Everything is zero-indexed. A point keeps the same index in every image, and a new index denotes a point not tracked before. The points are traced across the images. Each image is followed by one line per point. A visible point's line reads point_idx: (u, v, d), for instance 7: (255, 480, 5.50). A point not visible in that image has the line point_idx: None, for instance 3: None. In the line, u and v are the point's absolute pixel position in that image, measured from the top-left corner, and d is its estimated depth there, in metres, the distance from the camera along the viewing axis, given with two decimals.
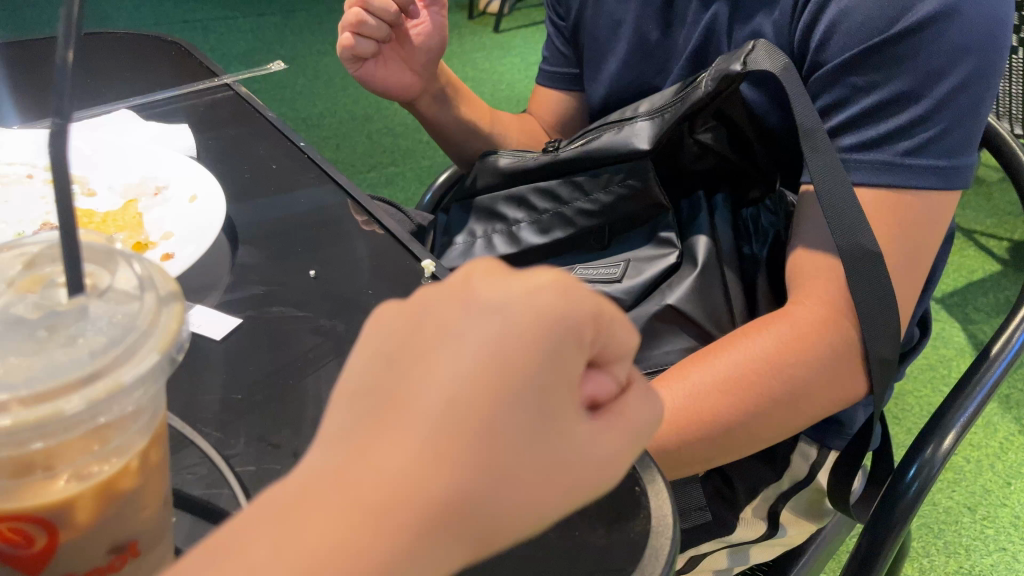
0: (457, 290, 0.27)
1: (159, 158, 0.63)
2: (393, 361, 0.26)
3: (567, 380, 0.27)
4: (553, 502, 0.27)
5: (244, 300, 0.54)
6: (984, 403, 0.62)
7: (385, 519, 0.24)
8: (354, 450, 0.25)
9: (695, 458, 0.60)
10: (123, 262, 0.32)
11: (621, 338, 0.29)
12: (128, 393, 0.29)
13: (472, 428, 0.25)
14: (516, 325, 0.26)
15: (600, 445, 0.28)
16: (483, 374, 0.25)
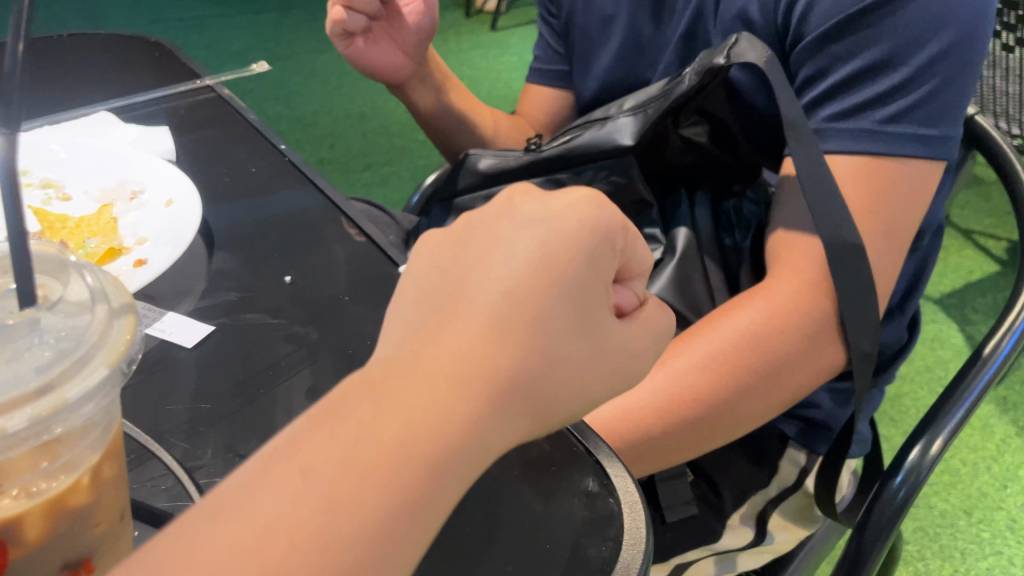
0: (504, 210, 0.35)
1: (136, 161, 0.63)
2: (463, 263, 0.33)
3: (601, 283, 0.34)
4: (596, 382, 0.35)
5: (218, 307, 0.53)
6: (975, 404, 0.59)
7: (468, 380, 0.30)
8: (438, 328, 0.31)
9: (684, 445, 0.59)
10: (75, 272, 0.31)
11: (641, 255, 0.37)
12: (76, 408, 0.28)
13: (536, 308, 0.32)
14: (555, 233, 0.33)
15: (629, 341, 0.36)
16: (540, 269, 0.32)
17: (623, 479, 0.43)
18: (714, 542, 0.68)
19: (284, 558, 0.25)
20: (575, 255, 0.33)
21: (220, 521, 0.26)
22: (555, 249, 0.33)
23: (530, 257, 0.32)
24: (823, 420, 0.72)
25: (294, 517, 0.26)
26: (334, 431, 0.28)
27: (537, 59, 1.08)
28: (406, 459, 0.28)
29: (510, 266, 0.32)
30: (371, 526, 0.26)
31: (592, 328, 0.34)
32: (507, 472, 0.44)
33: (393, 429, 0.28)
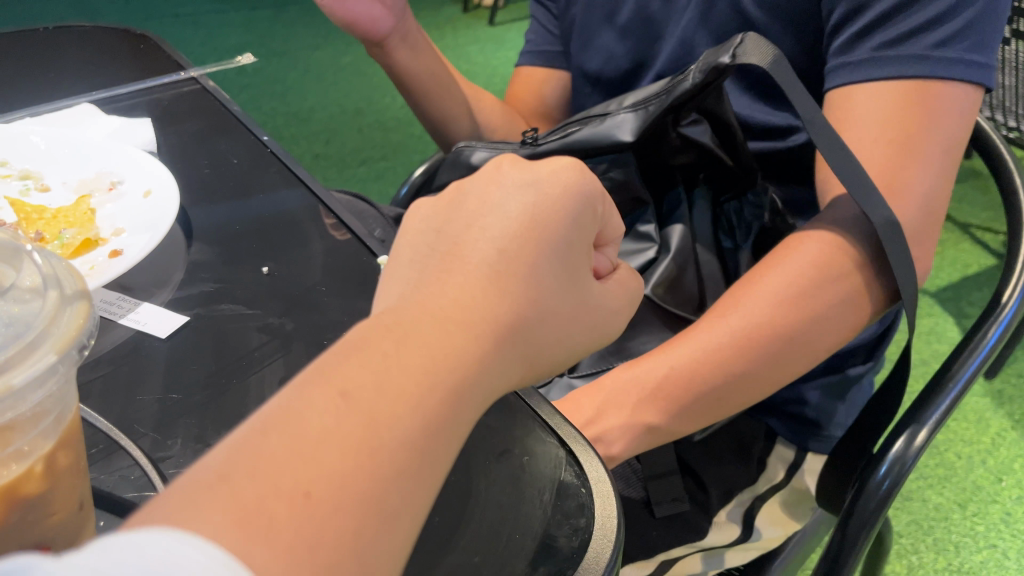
0: (492, 174, 0.37)
1: (115, 152, 0.63)
2: (457, 226, 0.34)
3: (586, 242, 0.36)
4: (577, 336, 0.37)
5: (193, 298, 0.53)
6: (962, 393, 0.58)
7: (477, 322, 0.30)
8: (442, 278, 0.32)
9: (718, 410, 0.59)
10: (26, 258, 0.31)
11: (615, 225, 0.40)
12: (24, 394, 0.27)
13: (532, 259, 0.33)
14: (548, 193, 0.35)
15: (607, 300, 0.39)
16: (534, 224, 0.34)
17: (595, 468, 0.42)
18: (700, 539, 0.66)
19: (340, 464, 0.24)
20: (567, 212, 0.35)
21: (266, 437, 0.24)
22: (547, 207, 0.34)
23: (524, 214, 0.34)
24: (812, 416, 0.72)
25: (341, 428, 0.25)
26: (363, 359, 0.27)
27: (530, 42, 1.07)
28: (433, 383, 0.27)
29: (506, 223, 0.34)
30: (412, 441, 0.26)
31: (575, 285, 0.36)
32: (478, 464, 0.44)
33: (419, 359, 0.28)
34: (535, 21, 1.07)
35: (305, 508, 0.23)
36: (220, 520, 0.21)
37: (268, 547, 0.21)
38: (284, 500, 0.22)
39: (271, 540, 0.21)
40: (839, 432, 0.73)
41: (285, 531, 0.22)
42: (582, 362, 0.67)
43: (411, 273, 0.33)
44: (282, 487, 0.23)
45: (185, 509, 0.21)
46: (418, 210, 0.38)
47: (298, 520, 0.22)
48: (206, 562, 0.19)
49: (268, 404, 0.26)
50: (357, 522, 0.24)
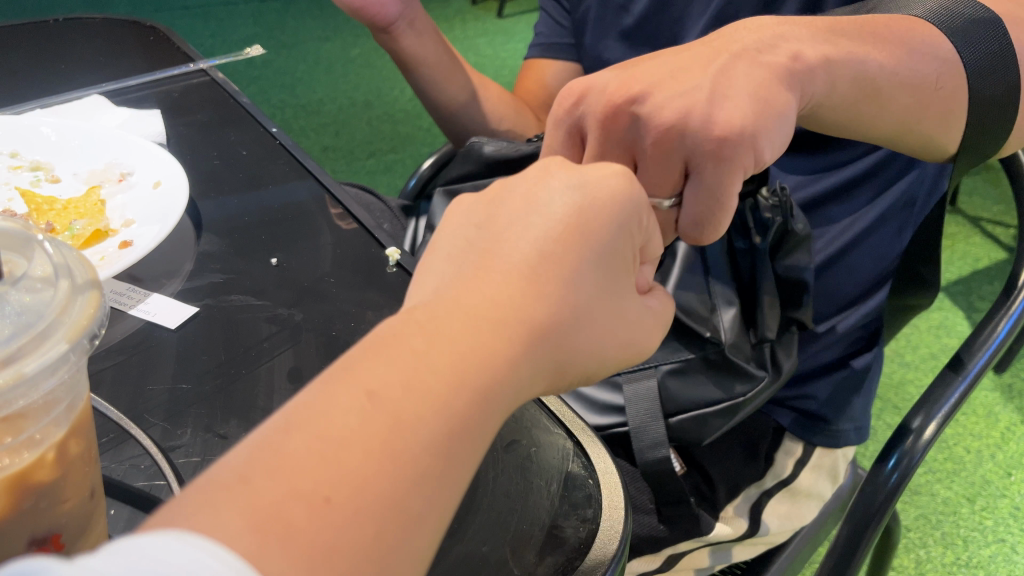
0: (539, 177, 0.37)
1: (126, 142, 0.63)
2: (499, 222, 0.35)
3: (629, 252, 0.37)
4: (616, 347, 0.37)
5: (203, 289, 0.53)
6: (971, 387, 0.58)
7: (510, 323, 0.31)
8: (475, 275, 0.32)
9: (857, 93, 0.52)
10: (38, 247, 0.31)
11: (656, 243, 0.40)
12: (35, 382, 0.28)
13: (571, 262, 0.33)
14: (593, 198, 0.35)
15: (646, 313, 0.39)
16: (576, 226, 0.34)
17: (602, 460, 0.43)
18: (708, 534, 0.64)
19: (362, 468, 0.24)
20: (609, 215, 0.35)
21: (292, 434, 0.24)
22: (591, 211, 0.35)
23: (569, 216, 0.34)
24: (818, 411, 0.72)
25: (365, 431, 0.25)
26: (392, 356, 0.27)
27: (540, 34, 1.06)
28: (461, 384, 0.28)
29: (546, 224, 0.34)
30: (435, 445, 0.26)
31: (616, 292, 0.36)
32: (486, 454, 0.44)
33: (448, 359, 0.28)
34: (544, 13, 1.06)
35: (324, 513, 0.23)
36: (237, 523, 0.21)
37: (285, 552, 0.22)
38: (304, 501, 0.23)
39: (288, 545, 0.22)
40: (851, 426, 0.72)
41: (302, 536, 0.22)
42: None
43: (449, 266, 0.34)
44: (303, 489, 0.23)
45: (202, 510, 0.22)
46: (461, 203, 0.39)
47: (319, 523, 0.23)
48: (219, 568, 0.19)
49: (300, 399, 0.26)
50: (375, 531, 0.24)
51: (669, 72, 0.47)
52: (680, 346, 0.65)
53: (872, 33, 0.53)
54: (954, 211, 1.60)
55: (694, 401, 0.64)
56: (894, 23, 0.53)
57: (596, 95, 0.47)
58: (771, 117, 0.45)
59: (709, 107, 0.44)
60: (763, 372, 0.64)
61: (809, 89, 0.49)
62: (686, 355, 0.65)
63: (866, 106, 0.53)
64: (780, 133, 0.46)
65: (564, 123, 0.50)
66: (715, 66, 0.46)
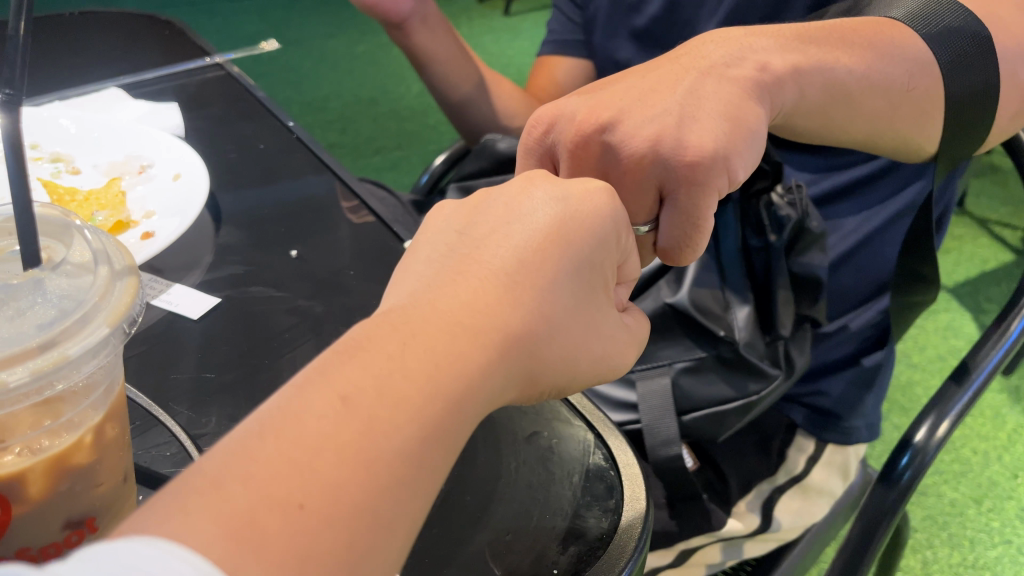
0: (521, 188, 0.38)
1: (144, 135, 0.63)
2: (481, 230, 0.35)
3: (606, 267, 0.37)
4: (594, 359, 0.37)
5: (224, 280, 0.54)
6: (983, 387, 0.58)
7: (484, 330, 0.31)
8: (452, 281, 0.32)
9: (830, 97, 0.52)
10: (77, 234, 0.32)
11: (631, 263, 0.42)
12: (77, 365, 0.28)
13: (549, 272, 0.34)
14: (573, 212, 0.36)
15: (623, 327, 0.39)
16: (556, 238, 0.35)
17: (624, 452, 0.43)
18: (719, 528, 0.65)
19: (336, 474, 0.24)
20: (589, 229, 0.36)
21: (267, 439, 0.24)
22: (572, 225, 0.35)
23: (549, 228, 0.35)
24: (830, 407, 0.72)
25: (340, 436, 0.25)
26: (367, 360, 0.28)
27: (552, 32, 1.06)
28: (435, 391, 0.28)
29: (526, 233, 0.35)
30: (408, 451, 0.26)
31: (592, 304, 0.36)
32: (508, 445, 0.44)
33: (423, 365, 0.28)
34: (557, 10, 1.06)
35: (298, 518, 0.23)
36: (211, 530, 0.22)
37: (259, 559, 0.22)
38: (277, 508, 0.23)
39: (261, 551, 0.22)
40: (862, 424, 0.72)
41: (275, 545, 0.22)
42: None
43: (428, 269, 0.34)
44: (277, 495, 0.23)
45: (176, 516, 0.22)
46: (442, 209, 0.39)
47: (291, 530, 0.23)
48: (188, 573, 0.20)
49: (274, 399, 0.27)
50: (349, 535, 0.24)
51: (636, 95, 0.47)
52: (693, 345, 0.66)
53: (841, 36, 0.53)
54: (961, 212, 1.61)
55: (704, 398, 0.65)
56: (868, 25, 0.54)
57: (565, 122, 0.46)
58: (741, 134, 0.45)
59: (678, 132, 0.44)
60: (778, 371, 0.65)
61: (779, 97, 0.50)
62: (700, 353, 0.65)
63: (839, 112, 0.53)
64: (752, 149, 0.46)
65: (535, 151, 0.49)
66: (682, 87, 0.46)
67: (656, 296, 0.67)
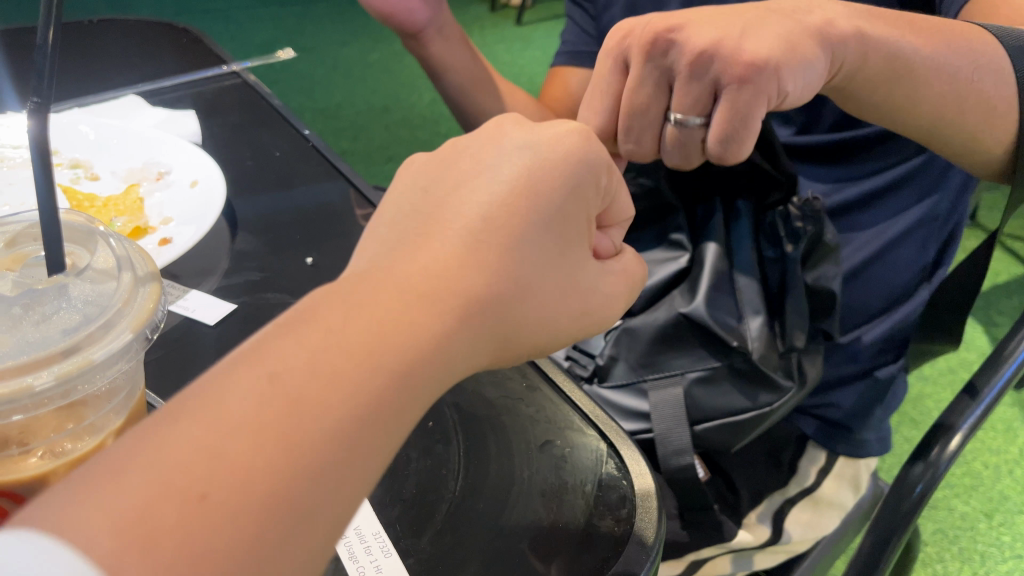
0: (489, 142, 0.37)
1: (163, 142, 0.64)
2: (445, 188, 0.35)
3: (579, 217, 0.36)
4: (565, 318, 0.37)
5: (240, 286, 0.54)
6: (996, 401, 0.57)
7: (441, 295, 0.30)
8: (415, 246, 0.32)
9: (894, 67, 0.57)
10: (101, 241, 0.33)
11: (618, 205, 0.41)
12: (100, 370, 0.29)
13: (512, 230, 0.33)
14: (544, 160, 0.35)
15: (601, 283, 0.39)
16: (521, 192, 0.34)
17: (636, 461, 0.44)
18: (729, 540, 0.65)
19: (253, 457, 0.23)
20: (557, 179, 0.35)
21: (180, 422, 0.23)
22: (539, 173, 0.35)
23: (515, 182, 0.34)
24: (842, 420, 0.73)
25: (262, 416, 0.23)
26: (308, 331, 0.26)
27: (566, 43, 1.07)
28: (380, 360, 0.27)
29: (493, 187, 0.34)
30: (345, 430, 0.25)
31: (564, 260, 0.36)
32: (521, 452, 0.44)
33: (368, 332, 0.27)
34: (571, 21, 1.07)
35: (201, 512, 0.21)
36: (96, 527, 0.20)
37: (146, 559, 0.20)
38: (175, 500, 0.21)
39: (153, 551, 0.20)
40: (873, 436, 0.73)
41: (170, 541, 0.21)
42: (615, 370, 0.67)
43: (398, 223, 0.34)
44: (178, 484, 0.22)
45: (106, 480, 0.21)
46: (411, 169, 0.38)
47: (188, 525, 0.21)
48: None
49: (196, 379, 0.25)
50: (263, 527, 0.22)
51: (705, 16, 0.54)
52: (705, 355, 0.65)
53: (921, 25, 0.58)
54: (973, 225, 1.60)
55: (717, 408, 0.65)
56: (954, 27, 0.58)
57: (641, 30, 0.54)
58: (796, 57, 0.52)
59: (740, 40, 0.51)
60: (791, 383, 0.65)
61: (840, 55, 0.55)
62: (713, 363, 0.65)
63: (901, 83, 0.57)
64: (805, 73, 0.53)
65: (611, 54, 0.57)
66: (746, 16, 0.54)
67: (668, 305, 0.65)
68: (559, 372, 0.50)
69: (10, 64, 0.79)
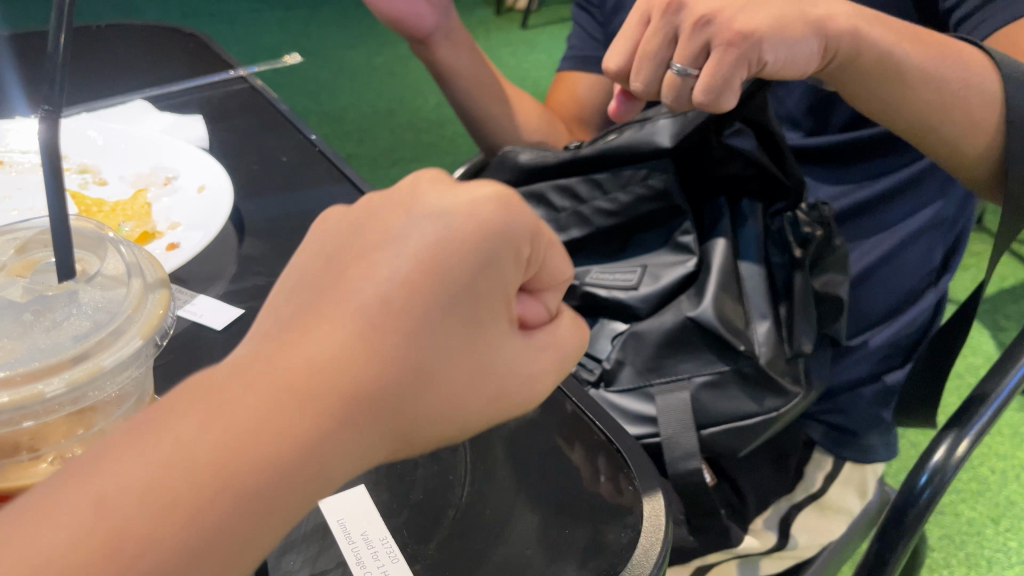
0: (404, 196, 0.30)
1: (170, 147, 0.64)
2: (343, 255, 0.28)
3: (504, 291, 0.29)
4: (481, 409, 0.30)
5: (247, 292, 0.54)
6: (1004, 406, 0.57)
7: (308, 406, 0.25)
8: (291, 335, 0.26)
9: (883, 67, 0.63)
10: (111, 248, 0.33)
11: (556, 265, 0.33)
12: (111, 376, 0.29)
13: (410, 319, 0.26)
14: (459, 228, 0.28)
15: (528, 362, 0.32)
16: (427, 269, 0.27)
17: (643, 469, 0.44)
18: (737, 546, 0.65)
19: None
20: (473, 252, 0.28)
21: None
22: (451, 246, 0.28)
23: (421, 256, 0.27)
24: (849, 426, 0.73)
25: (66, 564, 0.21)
26: (135, 456, 0.23)
27: (572, 47, 1.07)
28: (213, 495, 0.23)
29: (392, 264, 0.27)
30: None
31: (480, 344, 0.29)
32: (527, 458, 0.44)
33: (204, 460, 0.23)
34: (577, 26, 1.07)
35: None
36: None
37: None
38: None
39: None
40: (879, 442, 0.73)
41: None
42: (622, 373, 0.67)
43: (273, 319, 0.27)
44: None
45: None
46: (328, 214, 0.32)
47: None
48: None
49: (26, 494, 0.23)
50: None
51: None
52: (713, 359, 0.65)
53: (926, 39, 0.64)
54: (979, 229, 1.60)
55: (724, 414, 0.65)
56: (961, 48, 0.64)
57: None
58: (782, 33, 0.61)
59: (737, 11, 0.61)
60: (798, 388, 0.65)
61: (832, 47, 0.63)
62: (721, 367, 0.64)
63: (892, 86, 0.64)
64: (791, 50, 0.61)
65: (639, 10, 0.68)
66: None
67: (676, 309, 0.65)
68: (565, 378, 0.50)
69: (19, 69, 0.79)
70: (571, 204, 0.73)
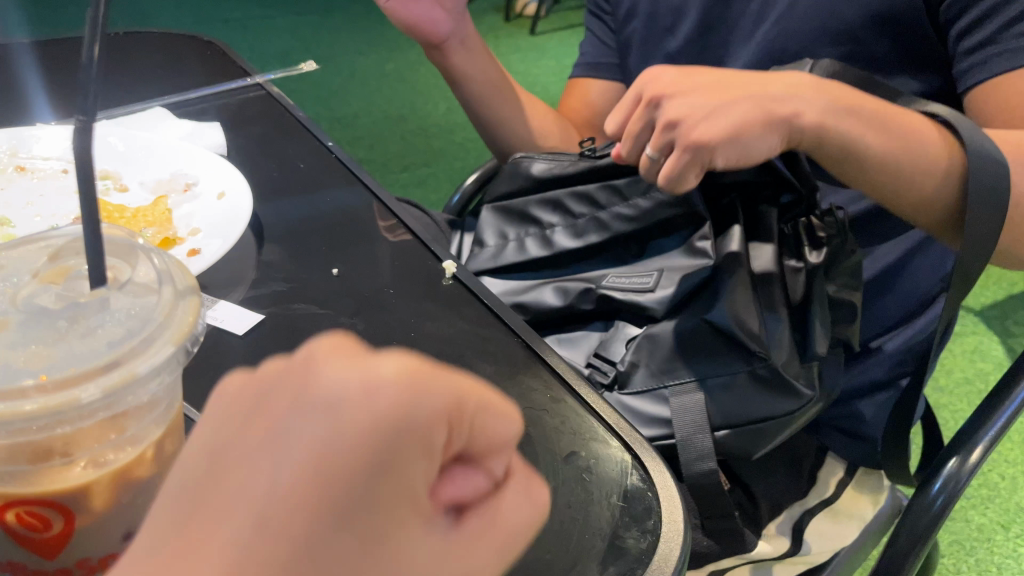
0: (291, 373, 0.23)
1: (190, 154, 0.65)
2: (211, 471, 0.22)
3: (413, 492, 0.22)
4: None
5: (267, 297, 0.55)
6: (1018, 412, 0.57)
7: None
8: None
9: (845, 157, 0.66)
10: (143, 256, 0.33)
11: (493, 428, 0.25)
12: (143, 383, 0.29)
13: (288, 554, 0.20)
14: (347, 428, 0.22)
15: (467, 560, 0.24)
16: (310, 488, 0.21)
17: (661, 473, 0.44)
18: (750, 551, 0.66)
19: None
20: (366, 459, 0.21)
21: None
22: (340, 454, 0.21)
23: (300, 474, 0.21)
24: (865, 431, 0.73)
25: None
26: None
27: (585, 54, 1.08)
28: None
29: (264, 482, 0.21)
30: None
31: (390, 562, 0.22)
32: (547, 463, 0.44)
33: None
34: (589, 33, 1.08)
35: None
36: None
37: None
38: None
39: None
40: None
41: None
42: (635, 376, 0.66)
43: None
44: None
45: None
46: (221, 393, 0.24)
47: None
48: None
49: None
50: None
51: (695, 90, 0.68)
52: (729, 361, 0.64)
53: (877, 118, 0.65)
54: None
55: (739, 417, 0.65)
56: (907, 120, 0.66)
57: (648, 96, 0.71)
58: (742, 134, 0.65)
59: (702, 119, 0.66)
60: (811, 392, 0.66)
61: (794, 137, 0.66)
62: (736, 369, 0.64)
63: (854, 170, 0.66)
64: (750, 148, 0.65)
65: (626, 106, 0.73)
66: (725, 91, 0.67)
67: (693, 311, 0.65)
68: (582, 382, 0.50)
69: (40, 76, 0.80)
70: (589, 210, 0.75)
